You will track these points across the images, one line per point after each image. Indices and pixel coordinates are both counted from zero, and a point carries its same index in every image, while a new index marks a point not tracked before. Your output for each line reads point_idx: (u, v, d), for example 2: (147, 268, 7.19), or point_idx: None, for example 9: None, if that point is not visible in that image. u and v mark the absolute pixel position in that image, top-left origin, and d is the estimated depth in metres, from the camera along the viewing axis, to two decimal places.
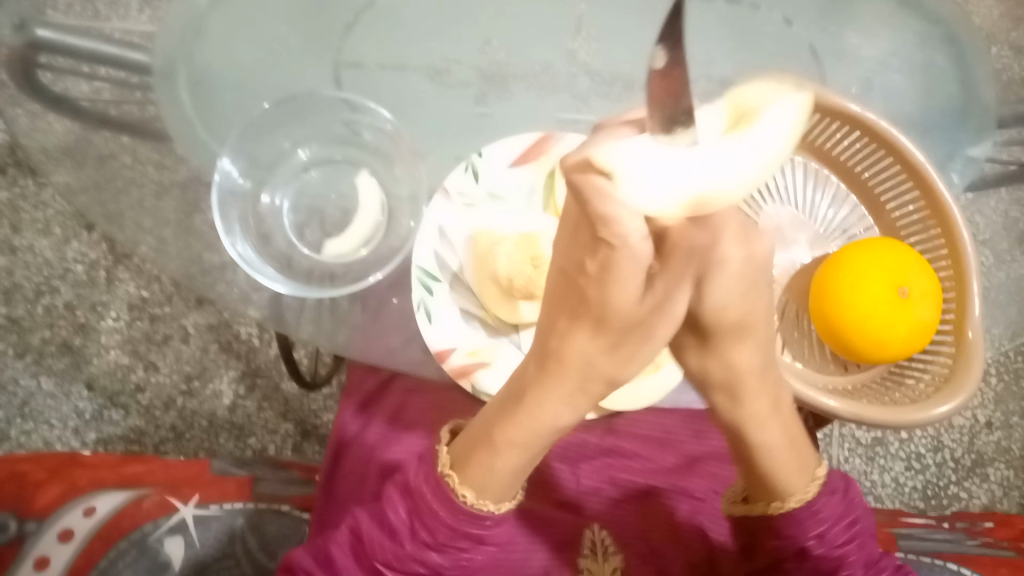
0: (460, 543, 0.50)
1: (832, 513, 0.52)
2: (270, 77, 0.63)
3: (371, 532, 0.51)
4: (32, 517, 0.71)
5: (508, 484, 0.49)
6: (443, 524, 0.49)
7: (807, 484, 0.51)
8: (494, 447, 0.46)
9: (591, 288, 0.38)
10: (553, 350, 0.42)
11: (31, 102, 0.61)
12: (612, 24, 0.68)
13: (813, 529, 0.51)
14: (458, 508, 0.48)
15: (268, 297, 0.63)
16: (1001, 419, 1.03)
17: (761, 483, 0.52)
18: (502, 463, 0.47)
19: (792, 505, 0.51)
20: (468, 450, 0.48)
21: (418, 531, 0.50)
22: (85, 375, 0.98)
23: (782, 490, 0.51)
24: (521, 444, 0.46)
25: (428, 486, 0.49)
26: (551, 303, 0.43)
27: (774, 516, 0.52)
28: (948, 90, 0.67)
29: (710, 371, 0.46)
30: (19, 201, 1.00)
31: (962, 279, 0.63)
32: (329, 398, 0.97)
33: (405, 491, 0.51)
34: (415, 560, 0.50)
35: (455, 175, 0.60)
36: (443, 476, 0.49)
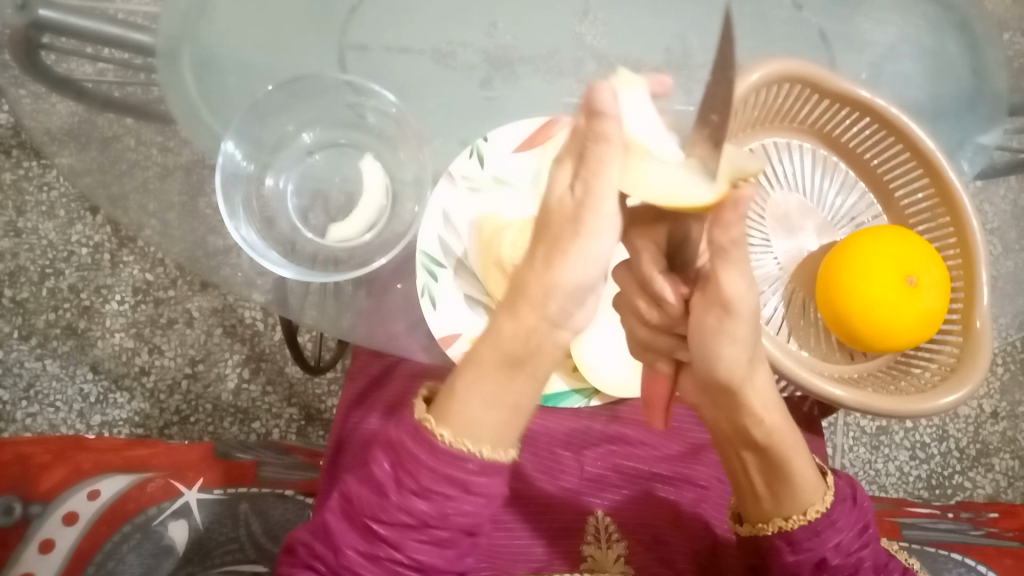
0: (445, 488, 0.45)
1: (848, 522, 0.51)
2: (275, 60, 0.63)
3: (356, 490, 0.48)
4: (37, 501, 0.71)
5: (489, 426, 0.46)
6: (426, 467, 0.46)
7: (822, 494, 0.51)
8: (477, 360, 0.46)
9: (579, 254, 0.42)
10: (533, 291, 0.44)
11: (35, 83, 0.61)
12: (620, 7, 0.67)
13: (831, 538, 0.51)
14: (438, 450, 0.45)
15: (273, 281, 0.62)
16: (1007, 409, 1.03)
17: (783, 487, 0.51)
18: (481, 387, 0.46)
19: (812, 515, 0.50)
20: (449, 387, 0.47)
21: (402, 480, 0.46)
22: (89, 358, 0.98)
23: (800, 497, 0.51)
24: (504, 352, 0.45)
25: (408, 434, 0.46)
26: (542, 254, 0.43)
27: (793, 530, 0.51)
28: (959, 75, 0.66)
29: (728, 352, 0.47)
30: (24, 182, 1.00)
31: (970, 270, 0.63)
32: (333, 383, 0.98)
33: (388, 443, 0.47)
34: (401, 510, 0.46)
35: (461, 160, 0.59)
36: (421, 421, 0.46)
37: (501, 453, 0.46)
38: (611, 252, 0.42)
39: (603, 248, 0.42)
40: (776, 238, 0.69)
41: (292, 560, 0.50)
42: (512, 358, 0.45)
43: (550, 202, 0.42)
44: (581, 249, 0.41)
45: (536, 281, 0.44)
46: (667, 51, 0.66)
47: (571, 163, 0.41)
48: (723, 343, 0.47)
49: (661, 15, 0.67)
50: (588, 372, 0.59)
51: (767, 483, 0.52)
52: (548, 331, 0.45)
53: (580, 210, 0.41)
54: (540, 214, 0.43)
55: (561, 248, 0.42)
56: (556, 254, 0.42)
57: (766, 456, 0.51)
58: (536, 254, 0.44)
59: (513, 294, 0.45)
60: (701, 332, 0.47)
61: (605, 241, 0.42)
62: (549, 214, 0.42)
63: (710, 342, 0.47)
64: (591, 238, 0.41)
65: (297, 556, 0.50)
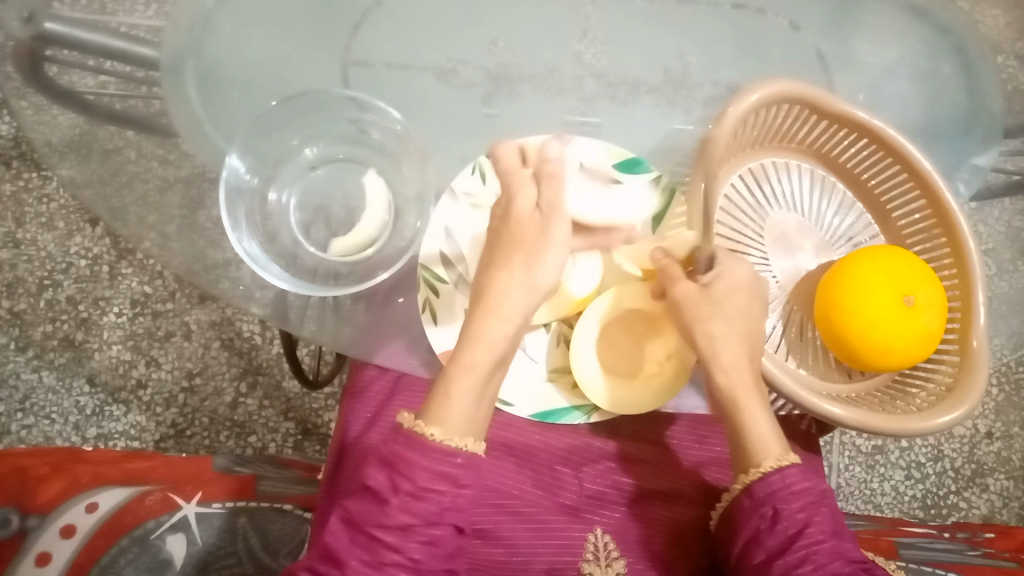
0: (439, 484, 0.49)
1: (796, 475, 0.53)
2: (279, 76, 0.63)
3: (357, 507, 0.49)
4: (34, 513, 0.71)
5: (472, 420, 0.52)
6: (421, 468, 0.49)
7: (778, 451, 0.54)
8: (466, 364, 0.53)
9: (541, 250, 0.55)
10: (496, 287, 0.55)
11: (37, 95, 0.61)
12: (618, 29, 0.68)
13: (780, 489, 0.52)
14: (429, 447, 0.49)
15: (273, 295, 0.62)
16: (1001, 429, 1.03)
17: (740, 444, 0.55)
18: (466, 385, 0.52)
19: (766, 466, 0.53)
20: (438, 395, 0.52)
21: (398, 484, 0.48)
22: (86, 370, 0.97)
23: (754, 452, 0.54)
24: (483, 354, 0.53)
25: (400, 445, 0.50)
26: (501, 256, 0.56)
27: (750, 483, 0.53)
28: (954, 98, 0.67)
29: (719, 326, 0.56)
30: (24, 194, 1.00)
31: (967, 289, 0.63)
32: (330, 398, 0.97)
33: (380, 458, 0.50)
34: (402, 512, 0.48)
35: (462, 176, 0.60)
36: (412, 427, 0.50)
37: (482, 448, 0.51)
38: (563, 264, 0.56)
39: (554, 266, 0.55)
40: (774, 257, 0.70)
41: None
42: (493, 357, 0.54)
43: (513, 223, 0.56)
44: (544, 254, 0.55)
45: (506, 282, 0.55)
46: (666, 71, 0.67)
47: (532, 188, 0.56)
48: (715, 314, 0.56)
49: (660, 35, 0.68)
50: (588, 386, 0.58)
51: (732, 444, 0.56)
52: (516, 329, 0.55)
53: (548, 221, 0.56)
54: (501, 241, 0.56)
55: (535, 253, 0.55)
56: (530, 256, 0.55)
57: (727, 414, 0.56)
58: (505, 263, 0.55)
59: (483, 304, 0.55)
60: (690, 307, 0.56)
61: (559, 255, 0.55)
62: (515, 233, 0.56)
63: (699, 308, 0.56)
64: (553, 245, 0.55)
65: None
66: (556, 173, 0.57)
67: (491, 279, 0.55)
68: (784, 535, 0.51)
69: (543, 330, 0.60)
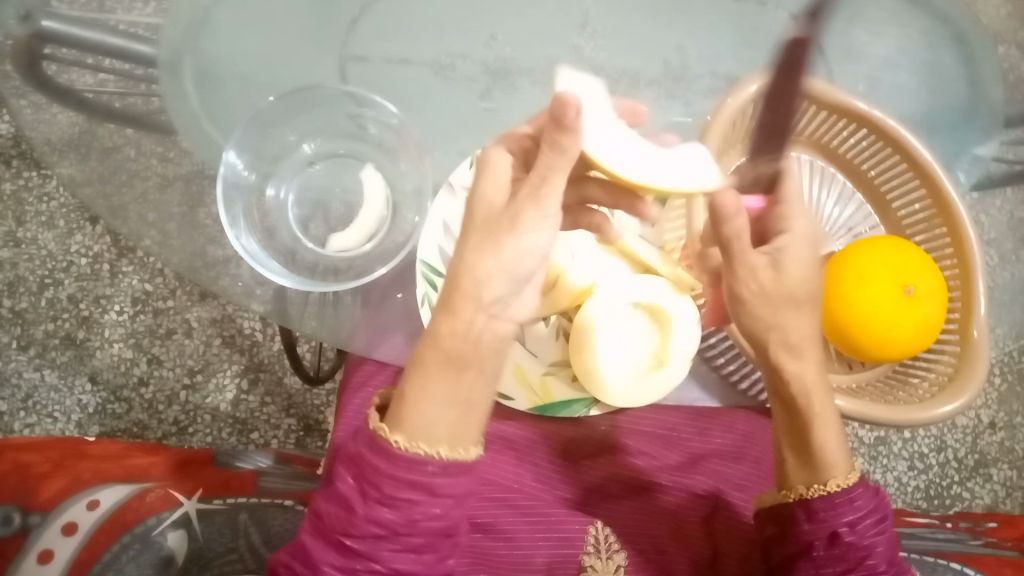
0: (410, 494, 0.44)
1: (866, 502, 0.51)
2: (276, 71, 0.63)
3: (328, 509, 0.47)
4: (35, 511, 0.70)
5: (446, 428, 0.46)
6: (387, 476, 0.45)
7: (845, 469, 0.51)
8: (422, 364, 0.47)
9: (506, 232, 0.47)
10: (460, 285, 0.47)
11: (36, 93, 0.61)
12: (616, 20, 0.68)
13: (847, 515, 0.50)
14: (394, 456, 0.44)
15: (273, 291, 0.62)
16: (1005, 419, 1.03)
17: (805, 456, 0.53)
18: (431, 388, 0.46)
19: (832, 485, 0.50)
20: (401, 395, 0.46)
21: (366, 491, 0.45)
22: (88, 368, 0.98)
23: (823, 465, 0.52)
24: (444, 353, 0.47)
25: (366, 446, 0.46)
26: (472, 244, 0.48)
27: (812, 499, 0.51)
28: (955, 87, 0.67)
29: (792, 317, 0.52)
30: (24, 193, 1.00)
31: (968, 280, 0.63)
32: (331, 393, 0.97)
33: (350, 458, 0.47)
34: (369, 522, 0.45)
35: (460, 170, 0.60)
36: (376, 429, 0.46)
37: (470, 456, 0.46)
38: (544, 245, 0.49)
39: (538, 243, 0.48)
40: None
41: None
42: (456, 357, 0.47)
43: (487, 199, 0.49)
44: (516, 240, 0.47)
45: (469, 269, 0.47)
46: (665, 63, 0.66)
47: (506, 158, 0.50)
48: (795, 312, 0.53)
49: (660, 27, 0.67)
50: (588, 379, 0.58)
51: (794, 450, 0.54)
52: (486, 324, 0.48)
53: (517, 206, 0.47)
54: (474, 221, 0.49)
55: (493, 236, 0.47)
56: (489, 243, 0.47)
57: (794, 418, 0.53)
58: (465, 245, 0.48)
59: (447, 295, 0.48)
60: (769, 308, 0.52)
61: (538, 235, 0.48)
62: (474, 215, 0.49)
63: (777, 309, 0.52)
64: (517, 229, 0.47)
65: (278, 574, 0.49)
66: (569, 150, 0.46)
67: (455, 264, 0.48)
68: (845, 563, 0.50)
69: (542, 324, 0.61)
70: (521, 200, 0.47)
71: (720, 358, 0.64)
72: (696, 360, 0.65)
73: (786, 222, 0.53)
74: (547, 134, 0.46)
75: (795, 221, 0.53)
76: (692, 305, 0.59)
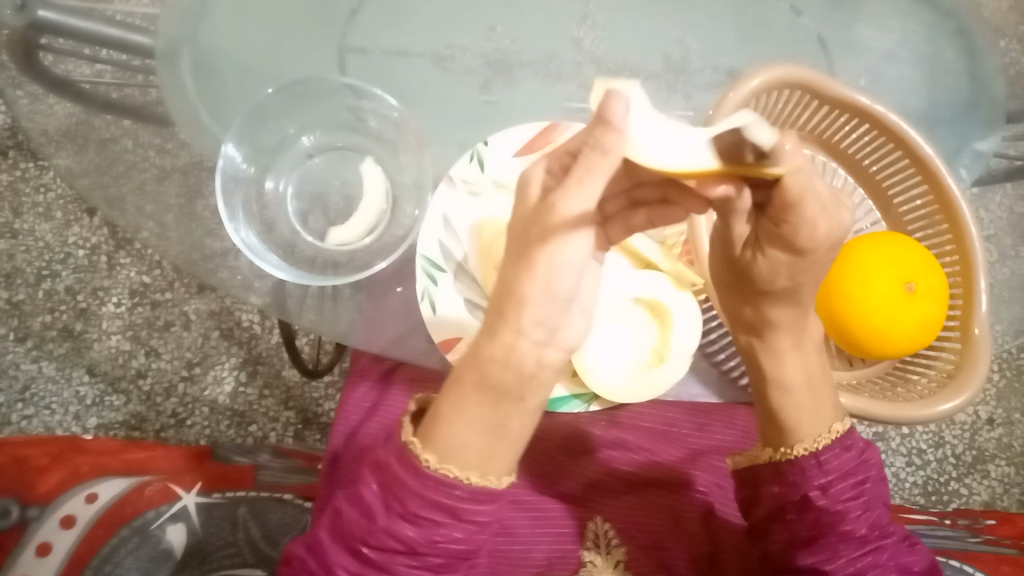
0: (432, 514, 0.45)
1: (840, 467, 0.51)
2: (274, 63, 0.62)
3: (347, 510, 0.48)
4: (34, 504, 0.70)
5: (483, 450, 0.46)
6: (412, 493, 0.45)
7: (815, 435, 0.52)
8: (457, 382, 0.46)
9: (538, 248, 0.43)
10: (504, 311, 0.45)
11: (34, 84, 0.61)
12: (618, 14, 0.67)
13: (818, 479, 0.51)
14: (424, 475, 0.45)
15: (272, 284, 0.62)
16: (1003, 415, 1.03)
17: (773, 420, 0.53)
18: (467, 409, 0.46)
19: (797, 451, 0.52)
20: (433, 411, 0.47)
21: (390, 504, 0.46)
22: (86, 360, 0.97)
23: (790, 431, 0.53)
24: (483, 378, 0.45)
25: (394, 457, 0.46)
26: (507, 262, 0.45)
27: (780, 463, 0.52)
28: (958, 82, 0.67)
29: (781, 313, 0.51)
30: (21, 183, 0.99)
31: (969, 275, 0.63)
32: (330, 386, 0.97)
33: (376, 465, 0.48)
34: (389, 536, 0.46)
35: (460, 164, 0.59)
36: (407, 443, 0.46)
37: (499, 484, 0.46)
38: (582, 262, 0.44)
39: (575, 260, 0.44)
40: None
41: (289, 570, 0.50)
42: (495, 384, 0.45)
43: (522, 216, 0.45)
44: (548, 257, 0.43)
45: (510, 294, 0.44)
46: (667, 57, 0.66)
47: (549, 170, 0.45)
48: (769, 302, 0.51)
49: (662, 21, 0.67)
50: (587, 377, 0.58)
51: (764, 419, 0.54)
52: (531, 350, 0.45)
53: (546, 214, 0.42)
54: (515, 228, 0.46)
55: (525, 253, 0.44)
56: (524, 264, 0.44)
57: (759, 388, 0.54)
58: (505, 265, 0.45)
59: (492, 315, 0.46)
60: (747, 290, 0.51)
61: (573, 253, 0.43)
62: (512, 230, 0.46)
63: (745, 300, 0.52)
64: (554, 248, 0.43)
65: (291, 566, 0.50)
66: (612, 152, 0.39)
67: (498, 283, 0.46)
68: (817, 529, 0.51)
69: None
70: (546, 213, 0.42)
71: (720, 354, 0.63)
72: (696, 357, 0.63)
73: (788, 223, 0.44)
74: (592, 129, 0.39)
75: (803, 225, 0.44)
76: (693, 301, 0.59)
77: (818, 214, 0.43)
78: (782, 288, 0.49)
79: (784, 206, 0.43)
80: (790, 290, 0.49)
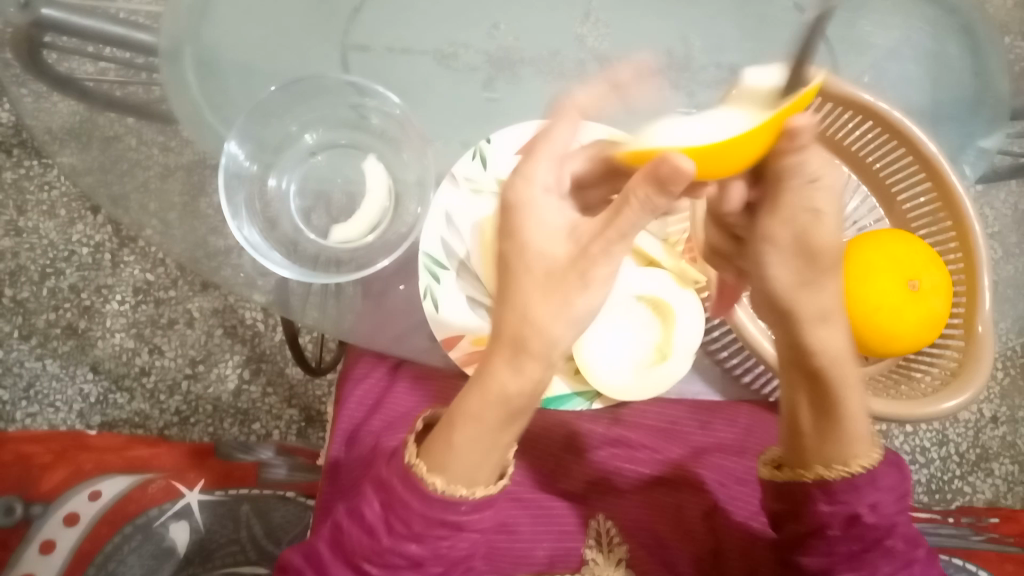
0: (438, 531, 0.46)
1: (890, 484, 0.51)
2: (277, 61, 0.62)
3: (348, 527, 0.48)
4: (38, 501, 0.71)
5: (489, 466, 0.46)
6: (418, 514, 0.46)
7: (868, 450, 0.51)
8: (476, 414, 0.45)
9: (575, 293, 0.43)
10: (531, 346, 0.43)
11: (37, 82, 0.61)
12: (621, 11, 0.67)
13: (869, 496, 0.50)
14: (430, 497, 0.45)
15: (274, 282, 0.62)
16: (1007, 414, 1.03)
17: (822, 439, 0.51)
18: (482, 437, 0.45)
19: (856, 469, 0.51)
20: (449, 441, 0.45)
21: (392, 525, 0.46)
22: (89, 358, 0.98)
23: (843, 449, 0.51)
24: (507, 406, 0.44)
25: (398, 478, 0.46)
26: (525, 292, 0.43)
27: (833, 480, 0.51)
28: (963, 79, 0.66)
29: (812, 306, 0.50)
30: (25, 181, 1.00)
31: (972, 273, 0.63)
32: (333, 384, 0.97)
33: (378, 482, 0.47)
34: (393, 554, 0.46)
35: (462, 161, 0.59)
36: (411, 465, 0.46)
37: (501, 487, 0.47)
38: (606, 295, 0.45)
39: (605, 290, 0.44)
40: None
41: None
42: (516, 409, 0.45)
43: (539, 253, 0.44)
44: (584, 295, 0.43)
45: (537, 331, 0.43)
46: (670, 54, 0.66)
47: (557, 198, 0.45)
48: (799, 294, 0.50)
49: (664, 18, 0.67)
50: (589, 374, 0.58)
51: (801, 435, 0.53)
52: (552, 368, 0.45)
53: (584, 259, 0.42)
54: (533, 266, 0.44)
55: (563, 292, 0.43)
56: (554, 296, 0.43)
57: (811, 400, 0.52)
58: (525, 298, 0.43)
59: (513, 346, 0.44)
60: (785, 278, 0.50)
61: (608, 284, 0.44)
62: (531, 268, 0.44)
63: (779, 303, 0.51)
64: (589, 290, 0.43)
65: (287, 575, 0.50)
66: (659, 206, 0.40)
67: (512, 316, 0.44)
68: (861, 542, 0.51)
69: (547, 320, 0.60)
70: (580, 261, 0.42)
71: (721, 352, 0.64)
72: (699, 354, 0.63)
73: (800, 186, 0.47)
74: (636, 183, 0.39)
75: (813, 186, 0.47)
76: (696, 298, 0.59)
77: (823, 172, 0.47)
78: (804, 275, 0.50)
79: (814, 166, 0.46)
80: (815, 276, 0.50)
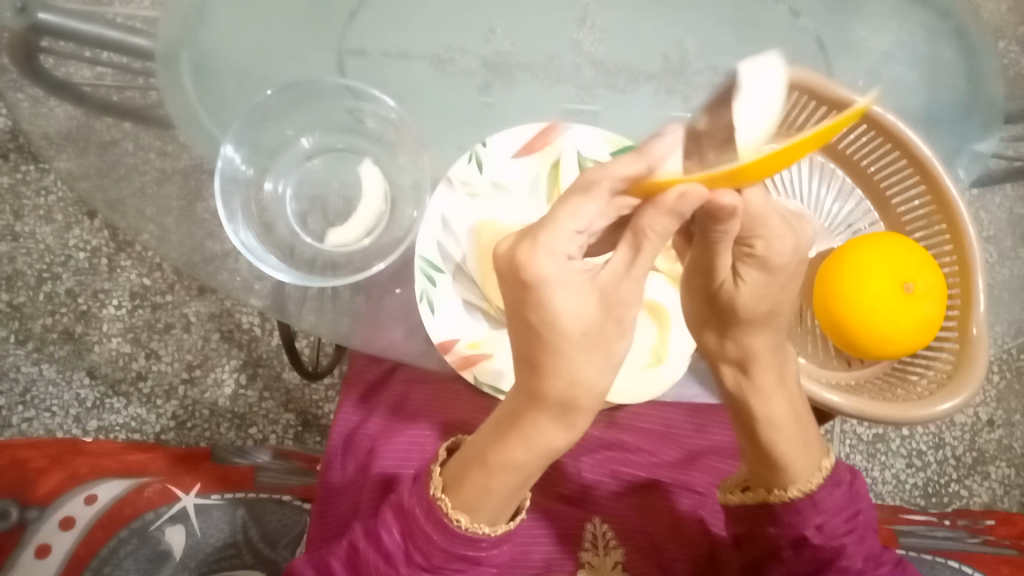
0: (456, 564, 0.49)
1: (834, 504, 0.52)
2: (274, 65, 0.63)
3: (364, 551, 0.50)
4: (34, 505, 0.70)
5: (505, 505, 0.48)
6: (439, 547, 0.48)
7: (807, 475, 0.52)
8: (512, 467, 0.45)
9: (616, 341, 0.42)
10: (575, 401, 0.42)
11: (34, 87, 0.61)
12: (617, 16, 0.67)
13: (813, 518, 0.51)
14: (454, 533, 0.47)
15: (271, 286, 0.62)
16: (1003, 417, 1.03)
17: (767, 463, 0.52)
18: (512, 480, 0.46)
19: (790, 494, 0.51)
20: (483, 488, 0.46)
21: (411, 555, 0.48)
22: (86, 362, 0.98)
23: (783, 475, 0.52)
24: (542, 455, 0.45)
25: (422, 509, 0.48)
26: (555, 357, 0.41)
27: (774, 504, 0.52)
28: (955, 83, 0.67)
29: (762, 340, 0.49)
30: (22, 186, 1.00)
31: (968, 276, 0.63)
32: (330, 388, 0.97)
33: (400, 510, 0.49)
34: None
35: (459, 165, 0.59)
36: (437, 499, 0.48)
37: (512, 527, 0.49)
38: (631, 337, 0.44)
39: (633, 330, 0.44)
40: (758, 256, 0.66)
41: None
42: (554, 452, 0.45)
43: (573, 322, 0.41)
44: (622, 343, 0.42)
45: (585, 389, 0.42)
46: (666, 58, 0.66)
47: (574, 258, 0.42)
48: (750, 332, 0.49)
49: (660, 23, 0.67)
50: None
51: (755, 459, 0.53)
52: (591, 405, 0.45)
53: (617, 308, 0.42)
54: (567, 333, 0.41)
55: (604, 346, 0.42)
56: (597, 354, 0.41)
57: (745, 426, 0.52)
58: (565, 364, 0.41)
59: (554, 406, 0.42)
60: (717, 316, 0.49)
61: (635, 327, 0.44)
62: (570, 336, 0.41)
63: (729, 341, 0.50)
64: (627, 333, 0.42)
65: None
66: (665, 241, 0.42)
67: (556, 381, 0.42)
68: (814, 563, 0.52)
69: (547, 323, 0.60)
70: (616, 309, 0.42)
71: None
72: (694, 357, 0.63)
73: (757, 238, 0.45)
74: (652, 222, 0.41)
75: (772, 236, 0.45)
76: None
77: (782, 227, 0.45)
78: (762, 315, 0.48)
79: (749, 222, 0.44)
80: (770, 314, 0.48)
